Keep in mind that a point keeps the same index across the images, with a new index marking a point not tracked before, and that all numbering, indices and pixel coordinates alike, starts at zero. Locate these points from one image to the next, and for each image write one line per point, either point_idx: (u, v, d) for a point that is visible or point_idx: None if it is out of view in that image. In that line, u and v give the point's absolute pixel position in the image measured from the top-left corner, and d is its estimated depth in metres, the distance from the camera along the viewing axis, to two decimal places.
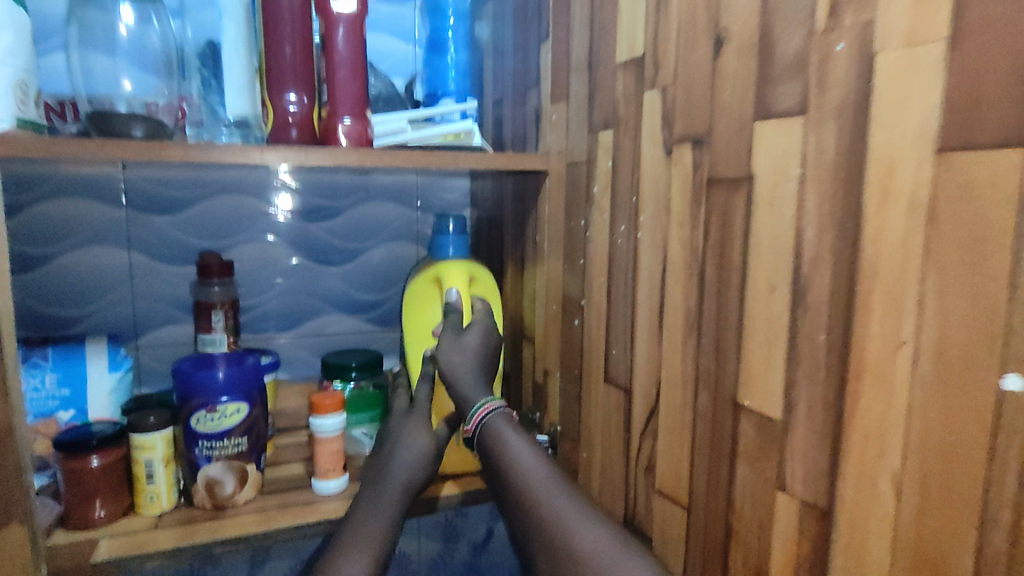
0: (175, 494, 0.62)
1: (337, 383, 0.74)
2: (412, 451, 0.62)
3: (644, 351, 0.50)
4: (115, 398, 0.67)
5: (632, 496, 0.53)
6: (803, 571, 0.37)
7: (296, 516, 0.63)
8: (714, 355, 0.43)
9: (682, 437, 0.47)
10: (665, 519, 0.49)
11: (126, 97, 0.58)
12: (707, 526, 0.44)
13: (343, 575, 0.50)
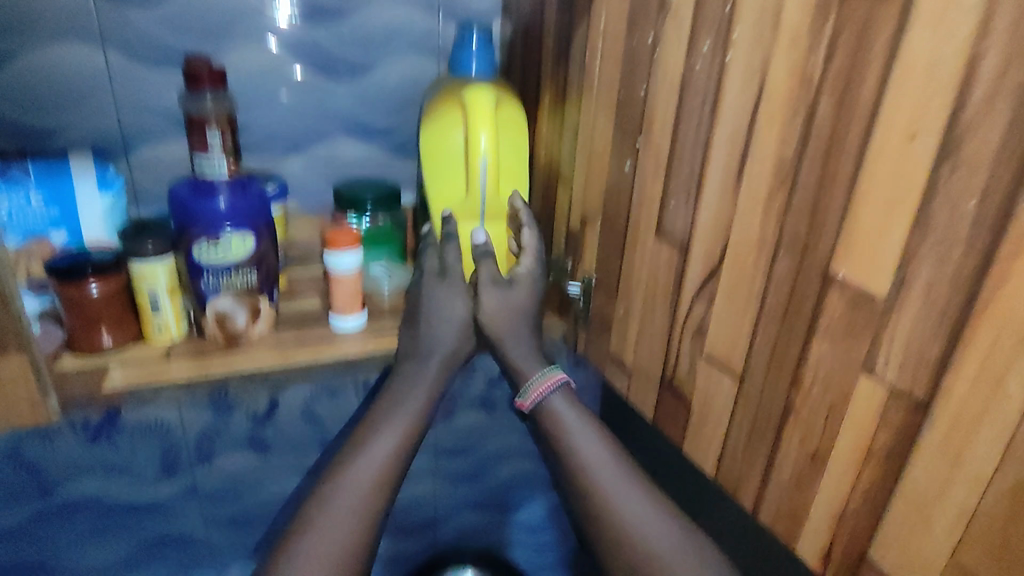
0: (185, 325, 0.60)
1: (352, 217, 0.69)
2: (452, 316, 0.56)
3: (713, 204, 0.43)
4: (111, 221, 0.61)
5: (673, 357, 0.49)
6: (875, 460, 0.34)
7: (314, 351, 0.62)
8: (809, 216, 0.36)
9: (747, 305, 0.41)
10: (711, 386, 0.45)
11: None
12: (763, 400, 0.40)
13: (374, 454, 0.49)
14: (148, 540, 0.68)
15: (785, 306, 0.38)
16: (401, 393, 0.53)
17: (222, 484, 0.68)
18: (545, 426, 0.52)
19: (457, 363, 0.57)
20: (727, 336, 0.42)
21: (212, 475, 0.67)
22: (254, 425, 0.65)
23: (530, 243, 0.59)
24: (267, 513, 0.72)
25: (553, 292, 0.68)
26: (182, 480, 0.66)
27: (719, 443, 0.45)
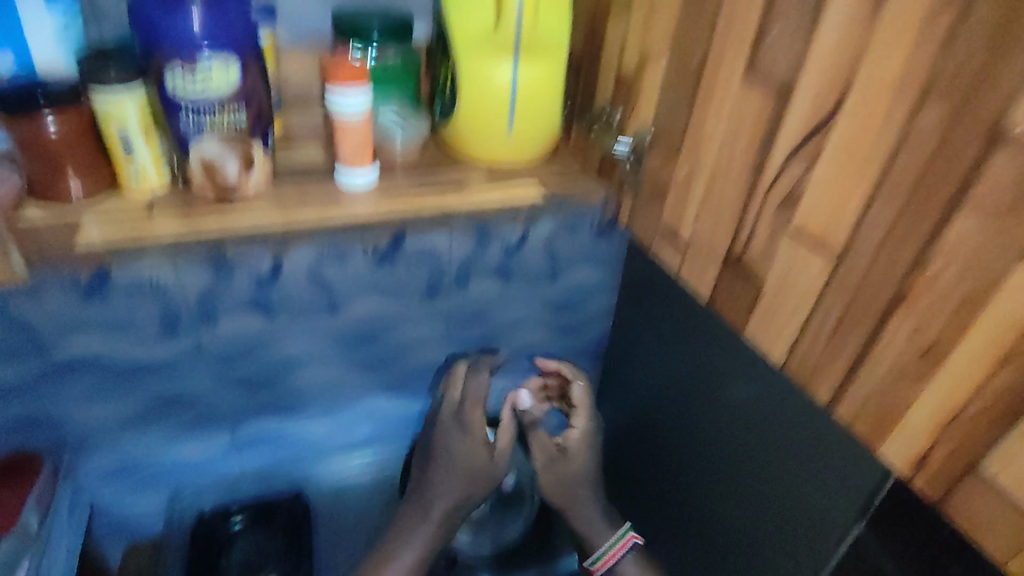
0: (163, 172, 0.57)
1: (355, 46, 0.62)
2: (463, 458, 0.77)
3: (846, 43, 0.40)
4: (67, 46, 0.55)
5: (748, 221, 0.50)
6: (993, 330, 0.35)
7: (321, 213, 0.59)
8: (981, 68, 0.33)
9: (868, 166, 0.40)
10: (806, 265, 0.46)
11: None
12: (881, 281, 0.41)
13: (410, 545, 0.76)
14: (149, 396, 0.82)
15: (826, 472, 0.56)
16: (410, 535, 0.77)
17: (238, 339, 0.82)
18: None
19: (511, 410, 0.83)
20: (773, 410, 0.61)
21: (248, 340, 0.83)
22: (259, 287, 0.78)
23: (580, 398, 0.85)
24: (275, 381, 0.88)
25: (594, 149, 0.68)
26: (188, 336, 0.80)
27: (796, 326, 0.48)
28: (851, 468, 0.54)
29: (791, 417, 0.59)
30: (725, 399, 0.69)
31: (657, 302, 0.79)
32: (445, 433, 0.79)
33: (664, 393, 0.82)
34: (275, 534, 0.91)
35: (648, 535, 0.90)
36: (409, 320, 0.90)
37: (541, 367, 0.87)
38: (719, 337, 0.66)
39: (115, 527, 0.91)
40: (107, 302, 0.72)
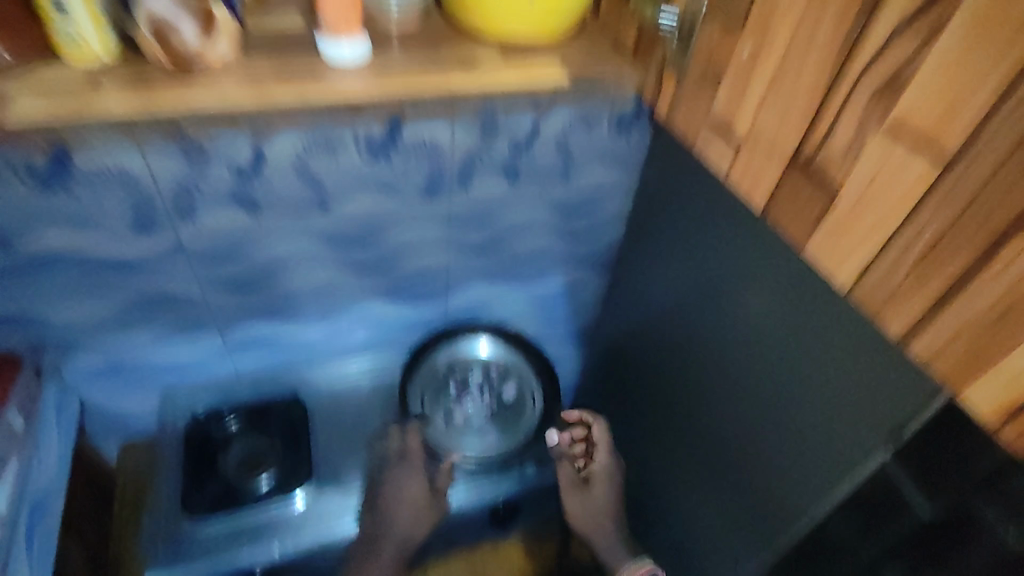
0: (107, 35, 0.59)
1: None
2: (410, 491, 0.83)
3: None
4: None
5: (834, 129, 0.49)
6: None
7: (298, 87, 0.62)
8: None
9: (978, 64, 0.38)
10: (896, 172, 0.45)
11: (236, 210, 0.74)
12: (990, 202, 0.40)
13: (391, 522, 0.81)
14: (134, 295, 0.78)
15: (824, 356, 0.57)
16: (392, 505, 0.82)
17: (226, 237, 0.76)
18: None
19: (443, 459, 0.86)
20: (778, 304, 0.61)
21: (233, 241, 0.77)
22: (239, 181, 0.71)
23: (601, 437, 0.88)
24: (261, 281, 0.83)
25: (631, 25, 0.70)
26: (167, 234, 0.73)
27: (870, 254, 0.49)
28: (847, 351, 0.54)
29: (794, 307, 0.59)
30: (727, 294, 0.69)
31: (677, 196, 0.77)
32: (416, 404, 0.90)
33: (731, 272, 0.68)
34: (275, 434, 0.87)
35: (681, 480, 0.88)
36: (412, 213, 0.84)
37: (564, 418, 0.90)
38: (735, 232, 0.66)
39: (109, 421, 0.92)
40: (72, 198, 0.66)
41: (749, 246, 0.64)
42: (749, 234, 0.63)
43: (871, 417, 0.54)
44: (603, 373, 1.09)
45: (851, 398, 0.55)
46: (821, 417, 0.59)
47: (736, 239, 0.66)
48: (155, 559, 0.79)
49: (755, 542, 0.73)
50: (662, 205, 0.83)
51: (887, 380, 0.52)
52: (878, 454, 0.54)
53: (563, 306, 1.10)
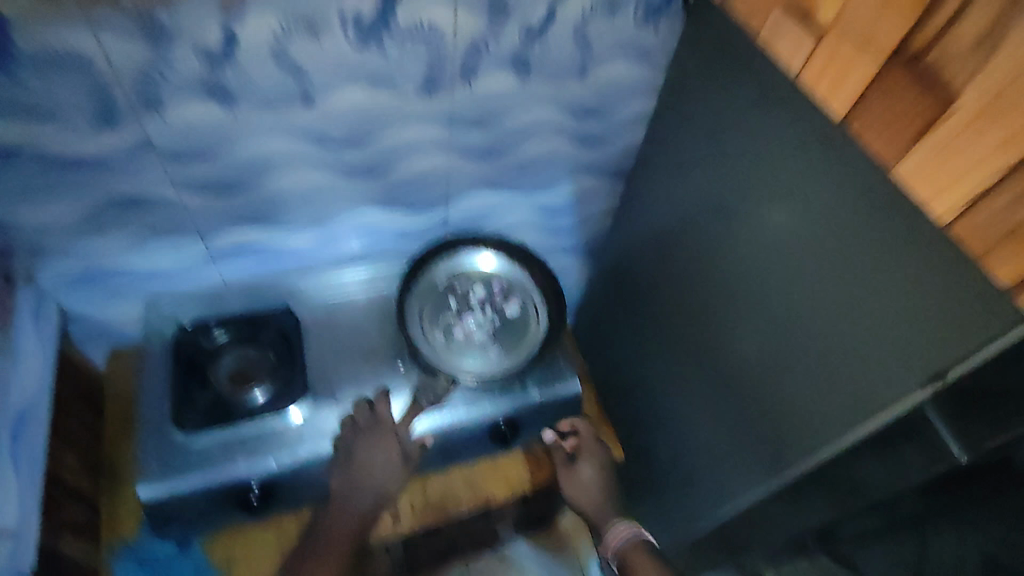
0: None
1: None
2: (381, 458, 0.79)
3: None
4: None
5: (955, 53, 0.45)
6: None
7: None
8: None
9: None
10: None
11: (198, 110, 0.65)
12: None
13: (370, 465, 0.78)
14: (104, 199, 0.72)
15: (862, 280, 0.53)
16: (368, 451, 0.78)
17: (203, 135, 0.68)
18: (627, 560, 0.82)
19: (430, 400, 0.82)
20: (816, 222, 0.57)
21: (209, 140, 0.69)
22: (209, 67, 0.62)
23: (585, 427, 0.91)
24: (240, 188, 0.76)
25: None
26: (135, 131, 0.65)
27: (972, 197, 0.44)
28: (889, 274, 0.50)
29: (835, 225, 0.55)
30: (757, 209, 0.64)
31: (714, 98, 0.70)
32: (414, 319, 0.86)
33: (783, 149, 0.59)
34: (267, 348, 0.83)
35: (691, 393, 0.87)
36: (411, 114, 0.75)
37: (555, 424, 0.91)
38: (778, 142, 0.60)
39: (96, 326, 0.88)
40: (22, 85, 0.58)
41: (790, 157, 0.59)
42: (794, 144, 0.58)
43: (906, 347, 0.50)
44: (617, 287, 1.06)
45: (886, 326, 0.51)
46: (849, 347, 0.55)
47: (775, 152, 0.60)
48: (150, 468, 0.74)
49: (767, 469, 0.71)
50: (692, 110, 0.75)
51: (932, 308, 0.47)
52: (919, 386, 0.49)
53: (571, 216, 1.05)
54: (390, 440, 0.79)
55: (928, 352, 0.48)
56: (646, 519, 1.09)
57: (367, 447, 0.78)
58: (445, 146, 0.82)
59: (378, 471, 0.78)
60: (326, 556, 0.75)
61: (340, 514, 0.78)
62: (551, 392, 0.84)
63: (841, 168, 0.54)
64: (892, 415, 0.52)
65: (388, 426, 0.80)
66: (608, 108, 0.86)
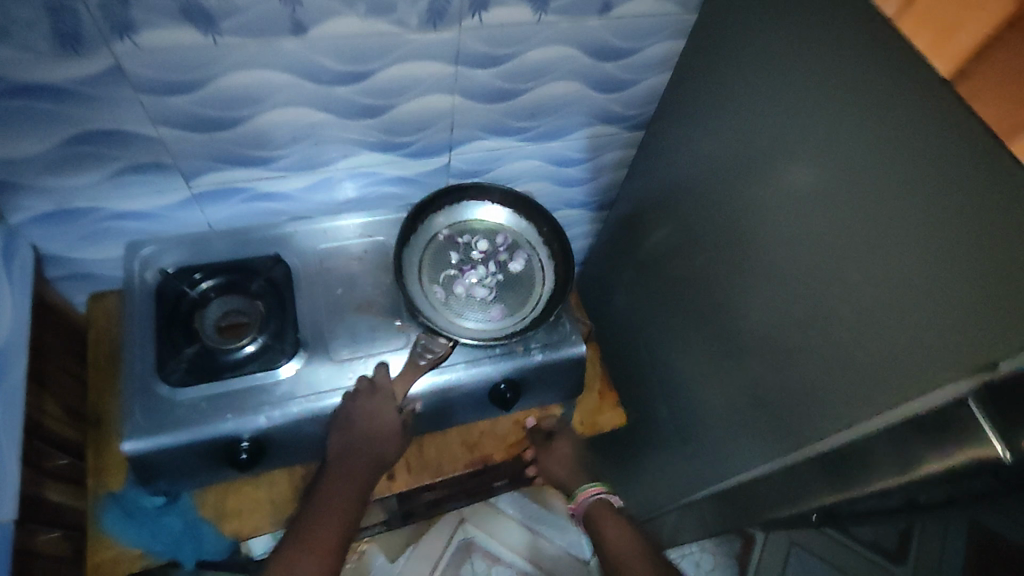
0: None
1: None
2: (375, 424, 0.74)
3: None
4: None
5: None
6: None
7: None
8: None
9: None
10: None
11: (176, 36, 0.58)
12: None
13: (360, 428, 0.73)
14: (73, 133, 0.65)
15: (896, 233, 0.53)
16: (362, 418, 0.73)
17: (182, 66, 0.61)
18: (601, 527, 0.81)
19: (429, 364, 0.76)
20: (851, 176, 0.57)
21: (189, 71, 0.62)
22: None
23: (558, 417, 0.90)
24: (225, 125, 0.69)
25: None
26: (104, 57, 0.58)
27: None
28: (925, 226, 0.50)
29: (882, 184, 0.54)
30: (795, 163, 0.63)
31: (759, 46, 0.66)
32: (413, 273, 0.82)
33: (842, 91, 0.57)
34: (257, 297, 0.79)
35: (700, 355, 0.85)
36: (415, 48, 0.68)
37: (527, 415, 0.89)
38: (816, 95, 0.59)
39: (74, 268, 0.83)
40: None
41: (827, 110, 0.58)
42: (833, 98, 0.58)
43: (938, 300, 0.50)
44: (630, 242, 1.02)
45: (918, 280, 0.51)
46: (876, 303, 0.55)
47: (813, 106, 0.60)
48: (134, 419, 0.70)
49: (777, 432, 0.70)
50: (739, 55, 0.70)
51: (968, 259, 0.48)
52: (973, 374, 0.47)
53: (582, 164, 0.99)
54: (390, 407, 0.74)
55: (961, 304, 0.48)
56: (643, 477, 1.08)
57: (366, 411, 0.73)
58: (451, 86, 0.75)
59: (370, 434, 0.74)
60: (322, 519, 0.70)
61: (338, 475, 0.73)
62: (555, 354, 0.80)
63: (881, 121, 0.53)
64: (917, 372, 0.52)
65: (387, 392, 0.75)
66: (630, 46, 0.79)
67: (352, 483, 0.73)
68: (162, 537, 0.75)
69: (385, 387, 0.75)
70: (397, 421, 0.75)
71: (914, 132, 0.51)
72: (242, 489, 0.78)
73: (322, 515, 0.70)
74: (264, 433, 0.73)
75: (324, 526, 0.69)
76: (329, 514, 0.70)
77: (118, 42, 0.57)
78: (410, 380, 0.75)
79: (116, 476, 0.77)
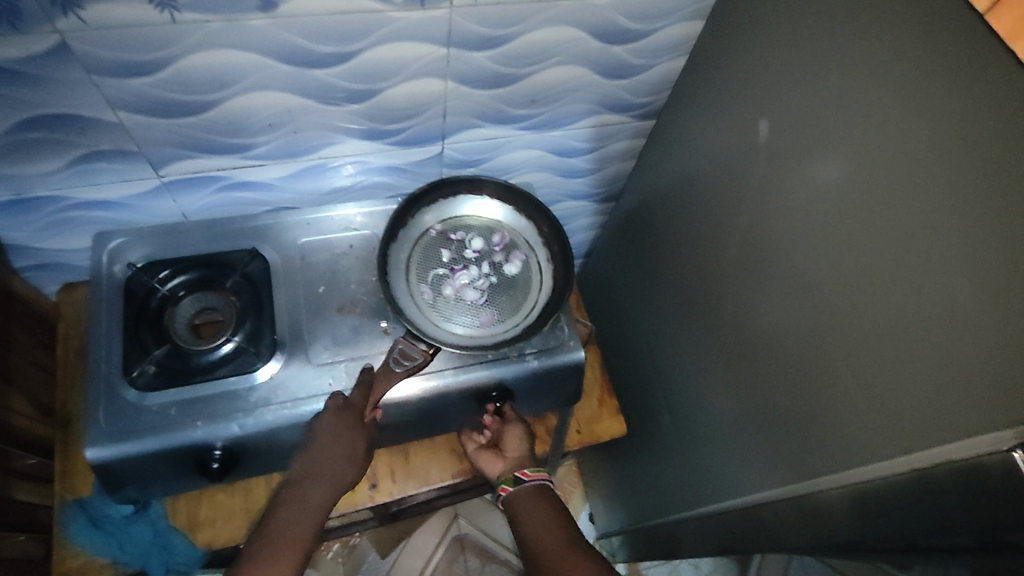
0: None
1: None
2: (343, 449, 0.67)
3: None
4: None
5: None
6: None
7: None
8: None
9: None
10: None
11: (124, 10, 0.52)
12: None
13: (327, 450, 0.66)
14: (24, 118, 0.59)
15: (925, 244, 0.47)
16: (326, 441, 0.66)
17: (139, 44, 0.55)
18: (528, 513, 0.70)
19: (408, 372, 0.68)
20: (877, 181, 0.51)
21: (147, 51, 0.56)
22: None
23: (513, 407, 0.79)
24: (189, 109, 0.63)
25: None
26: (48, 35, 0.52)
27: None
28: (961, 240, 0.45)
29: (928, 197, 0.47)
30: (826, 161, 0.56)
31: (791, 31, 0.59)
32: (399, 271, 0.76)
33: (894, 81, 0.50)
34: (231, 294, 0.74)
35: (708, 370, 0.79)
36: (400, 28, 0.61)
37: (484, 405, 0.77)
38: (849, 90, 0.54)
39: (43, 259, 0.78)
40: None
41: (860, 107, 0.53)
42: (868, 94, 0.52)
43: (969, 323, 0.44)
44: (637, 238, 0.96)
45: (949, 299, 0.46)
46: (900, 327, 0.50)
47: (846, 102, 0.54)
48: (97, 424, 0.65)
49: (787, 458, 0.65)
50: (766, 41, 0.63)
51: (1006, 278, 0.42)
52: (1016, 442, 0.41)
53: (588, 155, 0.93)
54: (357, 428, 0.67)
55: (997, 328, 0.42)
56: (643, 484, 1.03)
57: (332, 430, 0.67)
58: (443, 69, 0.68)
59: (334, 459, 0.67)
60: (276, 553, 0.61)
61: (293, 505, 0.65)
62: (551, 360, 0.75)
63: (920, 122, 0.48)
64: (944, 402, 0.46)
65: (355, 410, 0.67)
66: (643, 27, 0.72)
67: (309, 516, 0.65)
68: (131, 548, 0.73)
69: (355, 402, 0.68)
70: (363, 446, 0.68)
71: (963, 137, 0.45)
72: (214, 498, 0.74)
73: (274, 551, 0.61)
74: (236, 442, 0.69)
75: (278, 560, 0.61)
76: (284, 550, 0.62)
77: (57, 17, 0.51)
78: (383, 388, 0.68)
79: (84, 481, 0.73)
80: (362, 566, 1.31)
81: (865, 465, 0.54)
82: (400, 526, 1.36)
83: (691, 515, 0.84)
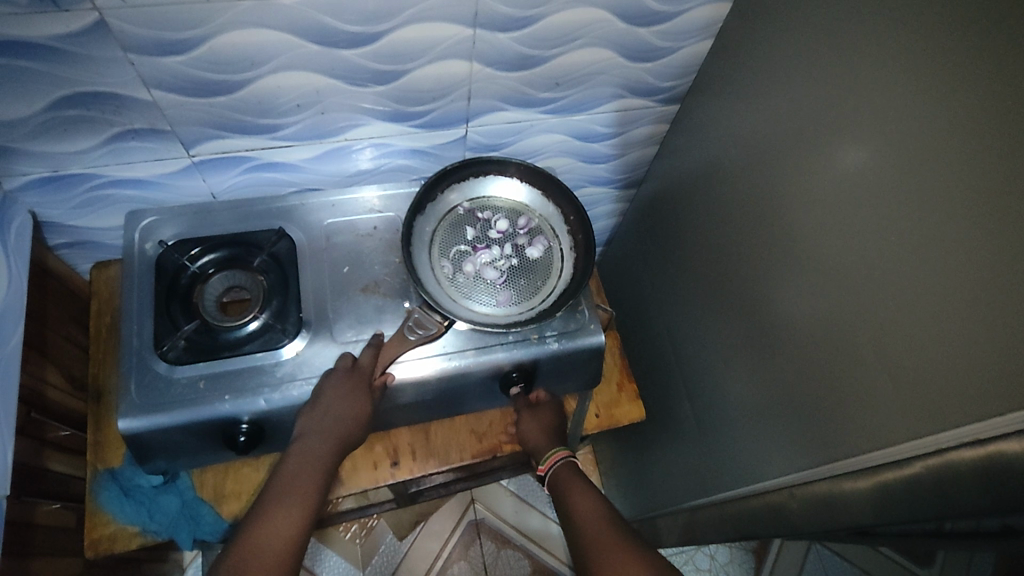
0: None
1: None
2: (343, 411, 0.68)
3: None
4: None
5: None
6: None
7: None
8: None
9: None
10: None
11: None
12: None
13: (332, 411, 0.67)
14: (62, 95, 0.61)
15: (947, 230, 0.47)
16: (335, 402, 0.68)
17: (174, 23, 0.56)
18: (557, 489, 0.72)
19: (422, 338, 0.72)
20: (900, 161, 0.51)
21: (180, 29, 0.57)
22: None
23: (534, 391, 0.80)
24: (220, 89, 0.65)
25: None
26: (87, 12, 0.54)
27: None
28: (979, 217, 0.45)
29: (949, 175, 0.47)
30: (851, 141, 0.56)
31: (820, 10, 0.59)
32: (422, 244, 0.77)
33: (920, 59, 0.49)
34: (259, 273, 0.75)
35: (729, 354, 0.79)
36: (428, 9, 0.62)
37: (501, 386, 0.77)
38: (876, 73, 0.53)
39: (76, 237, 0.80)
40: None
41: (886, 92, 0.52)
42: (895, 78, 0.51)
43: (989, 304, 0.44)
44: (659, 224, 0.95)
45: (970, 285, 0.45)
46: (923, 303, 0.49)
47: (873, 86, 0.53)
48: (128, 395, 0.67)
49: (808, 442, 0.65)
50: (795, 22, 0.62)
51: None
52: None
53: (610, 140, 0.93)
54: (361, 392, 0.69)
55: (1014, 308, 0.42)
56: (660, 470, 1.03)
57: (337, 394, 0.68)
58: (468, 51, 0.69)
59: (337, 419, 0.67)
60: (284, 505, 0.63)
61: (298, 464, 0.66)
62: (571, 344, 0.75)
63: (943, 103, 0.47)
64: (962, 380, 0.46)
65: (365, 372, 0.70)
66: (670, 9, 0.71)
67: (320, 468, 0.66)
68: (160, 517, 0.74)
69: (364, 364, 0.70)
70: (366, 410, 0.69)
71: (988, 122, 0.44)
72: (240, 471, 0.76)
73: (281, 502, 0.63)
74: (263, 417, 0.70)
75: (286, 513, 0.62)
76: (293, 503, 0.63)
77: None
78: (395, 352, 0.71)
79: (115, 452, 0.75)
80: (379, 547, 1.34)
81: (883, 444, 0.54)
82: (416, 510, 1.37)
83: (711, 501, 0.84)
